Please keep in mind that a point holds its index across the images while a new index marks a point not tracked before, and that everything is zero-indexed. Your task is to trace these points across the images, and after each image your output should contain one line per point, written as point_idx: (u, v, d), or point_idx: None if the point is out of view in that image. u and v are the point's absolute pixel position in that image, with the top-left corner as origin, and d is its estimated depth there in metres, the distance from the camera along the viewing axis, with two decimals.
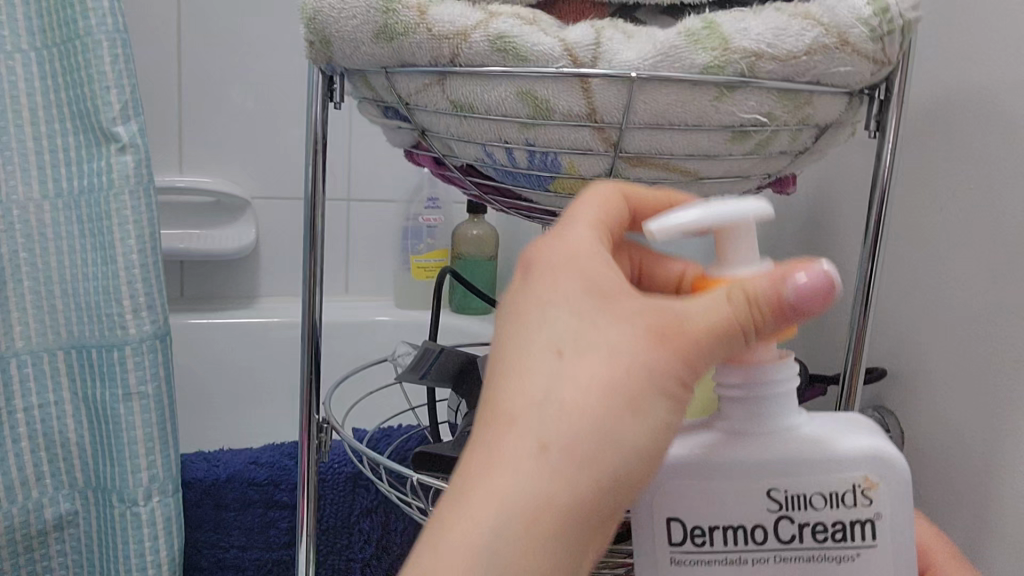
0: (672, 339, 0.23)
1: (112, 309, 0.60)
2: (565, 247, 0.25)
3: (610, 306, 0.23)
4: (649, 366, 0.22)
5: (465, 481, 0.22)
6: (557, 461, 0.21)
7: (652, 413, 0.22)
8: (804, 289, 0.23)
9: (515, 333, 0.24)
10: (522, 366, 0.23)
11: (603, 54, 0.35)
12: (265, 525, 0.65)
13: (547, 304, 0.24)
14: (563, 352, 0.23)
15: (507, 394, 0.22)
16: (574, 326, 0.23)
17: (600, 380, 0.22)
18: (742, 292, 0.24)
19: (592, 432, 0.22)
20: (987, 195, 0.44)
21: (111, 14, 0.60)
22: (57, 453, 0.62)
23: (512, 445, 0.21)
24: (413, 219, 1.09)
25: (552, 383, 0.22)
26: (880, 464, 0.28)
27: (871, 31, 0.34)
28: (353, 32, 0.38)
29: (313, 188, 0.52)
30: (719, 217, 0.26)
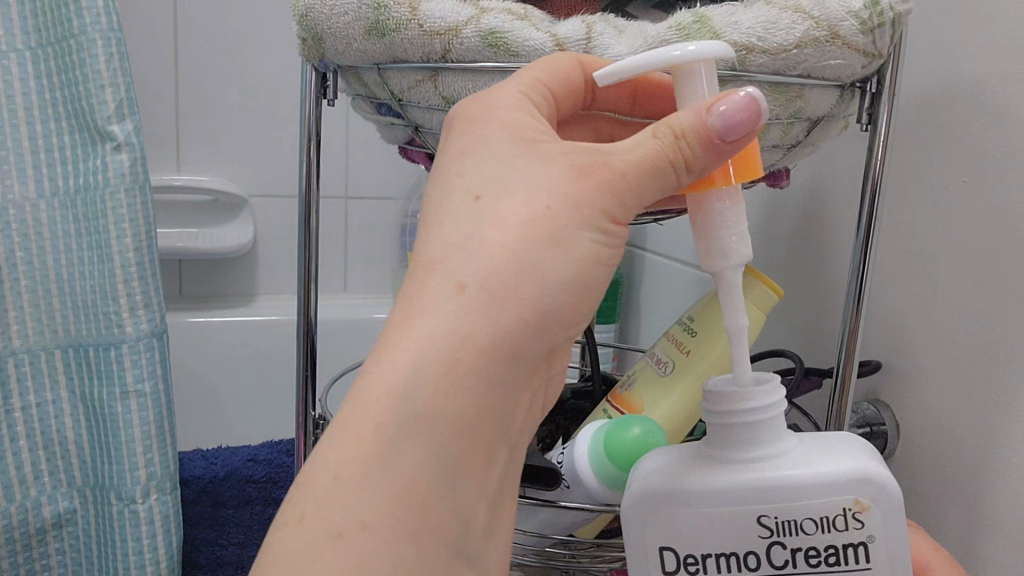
0: (596, 173, 0.27)
1: (109, 308, 0.60)
2: (484, 107, 0.30)
3: (527, 151, 0.28)
4: (564, 202, 0.27)
5: (396, 324, 0.26)
6: (475, 293, 0.26)
7: (572, 245, 0.27)
8: (727, 113, 0.26)
9: (442, 190, 0.29)
10: (448, 215, 0.28)
11: (594, 48, 0.36)
12: (265, 523, 0.66)
13: (468, 160, 0.29)
14: (481, 199, 0.27)
15: (434, 245, 0.27)
16: (493, 174, 0.28)
17: (517, 220, 0.26)
18: (668, 127, 0.27)
19: (509, 268, 0.26)
20: (982, 189, 0.44)
21: (105, 13, 0.60)
22: (55, 451, 0.62)
23: (434, 287, 0.26)
24: (412, 217, 1.07)
25: (474, 229, 0.27)
26: (868, 487, 0.30)
27: (862, 24, 0.34)
28: (345, 29, 0.39)
29: (307, 184, 0.52)
30: (656, 61, 0.27)
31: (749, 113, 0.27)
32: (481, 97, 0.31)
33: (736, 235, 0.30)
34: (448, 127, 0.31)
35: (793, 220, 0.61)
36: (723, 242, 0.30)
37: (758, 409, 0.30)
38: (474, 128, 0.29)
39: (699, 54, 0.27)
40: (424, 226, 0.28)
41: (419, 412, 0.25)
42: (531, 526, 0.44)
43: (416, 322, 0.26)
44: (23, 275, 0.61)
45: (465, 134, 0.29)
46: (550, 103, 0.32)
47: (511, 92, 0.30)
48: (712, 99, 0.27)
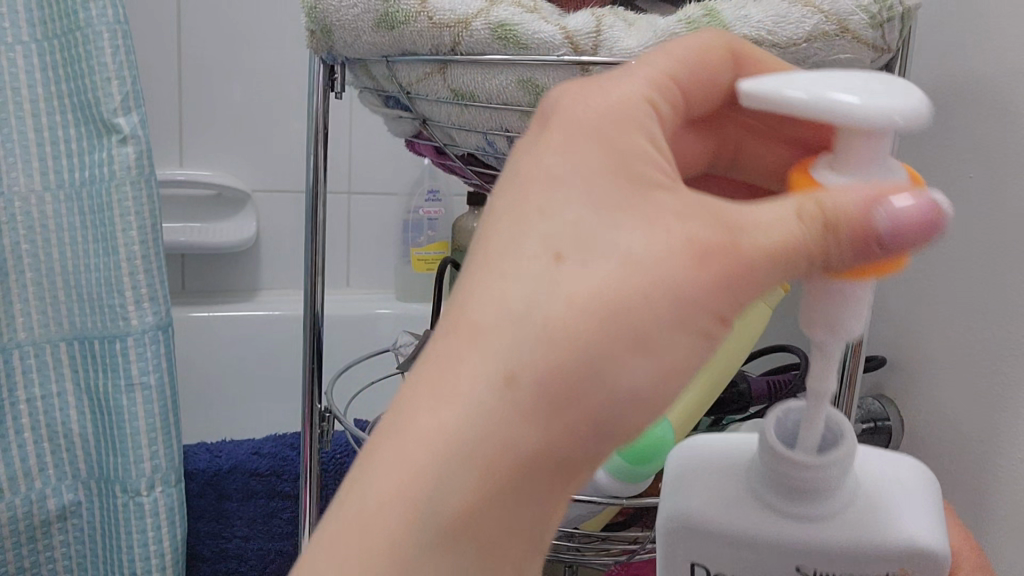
0: (717, 256, 0.21)
1: (115, 301, 0.60)
2: (588, 115, 0.24)
3: (636, 201, 0.22)
4: (668, 291, 0.21)
5: (424, 403, 0.21)
6: (524, 395, 0.20)
7: (661, 347, 0.21)
8: (900, 216, 0.22)
9: (511, 214, 0.23)
10: (511, 259, 0.22)
11: (603, 41, 0.35)
12: (267, 515, 0.65)
13: (550, 186, 0.23)
14: (564, 258, 0.21)
15: (479, 301, 0.21)
16: (579, 219, 0.22)
17: (595, 297, 0.21)
18: (823, 210, 0.22)
19: (579, 373, 0.20)
20: (987, 183, 0.44)
21: (111, 6, 0.59)
22: (60, 444, 0.63)
23: (477, 370, 0.21)
24: (414, 212, 1.09)
25: (538, 293, 0.21)
26: (919, 561, 0.29)
27: (871, 18, 0.34)
28: (355, 21, 0.39)
29: (315, 174, 0.52)
30: (809, 114, 0.22)
31: (928, 222, 0.22)
32: (592, 95, 0.24)
33: (856, 316, 0.25)
34: (542, 117, 0.25)
35: None
36: (842, 319, 0.25)
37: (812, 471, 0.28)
38: (571, 141, 0.23)
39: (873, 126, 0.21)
40: (478, 259, 0.22)
41: (431, 539, 0.21)
42: None
43: (448, 412, 0.20)
44: (28, 267, 0.61)
45: (557, 146, 0.23)
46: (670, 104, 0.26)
47: (632, 101, 0.24)
48: (887, 188, 0.22)
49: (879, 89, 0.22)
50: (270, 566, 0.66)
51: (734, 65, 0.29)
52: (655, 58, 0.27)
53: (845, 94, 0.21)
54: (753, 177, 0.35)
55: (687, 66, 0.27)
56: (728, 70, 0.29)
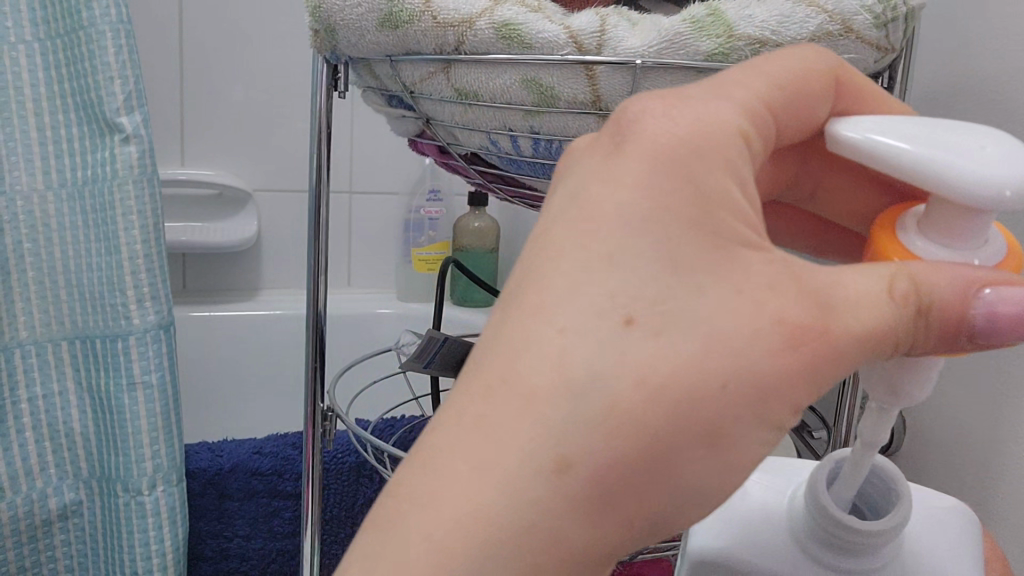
0: (805, 341, 0.19)
1: (117, 300, 0.60)
2: (673, 141, 0.20)
3: (718, 266, 0.20)
4: (746, 381, 0.19)
5: (467, 480, 0.18)
6: (579, 485, 0.18)
7: (730, 444, 0.19)
8: (999, 312, 0.20)
9: (568, 255, 0.20)
10: (569, 318, 0.19)
11: (607, 41, 0.35)
12: (269, 514, 0.64)
13: (620, 229, 0.20)
14: (633, 327, 0.19)
15: (538, 361, 0.19)
16: (652, 283, 0.19)
17: (671, 383, 0.19)
18: (918, 296, 0.20)
19: (640, 466, 0.19)
20: None
21: (114, 5, 0.60)
22: (62, 443, 0.63)
23: (533, 452, 0.18)
24: (415, 211, 1.09)
25: (603, 366, 0.19)
26: None
27: (875, 18, 0.34)
28: (359, 21, 0.39)
29: (318, 173, 0.52)
30: (894, 172, 0.20)
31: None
32: (684, 114, 0.20)
33: (921, 380, 0.24)
34: (618, 133, 0.21)
35: None
36: (911, 393, 0.24)
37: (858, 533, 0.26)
38: (650, 175, 0.20)
39: (959, 198, 0.19)
40: (528, 306, 0.20)
41: None
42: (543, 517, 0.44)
43: (493, 495, 0.18)
44: (29, 266, 0.61)
45: (630, 180, 0.20)
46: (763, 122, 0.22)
47: (728, 126, 0.21)
48: (990, 274, 0.21)
49: (981, 152, 0.20)
50: (272, 566, 0.65)
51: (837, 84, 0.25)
52: (749, 74, 0.23)
53: (936, 154, 0.20)
54: (826, 213, 0.31)
55: (787, 84, 0.23)
56: (830, 93, 0.25)
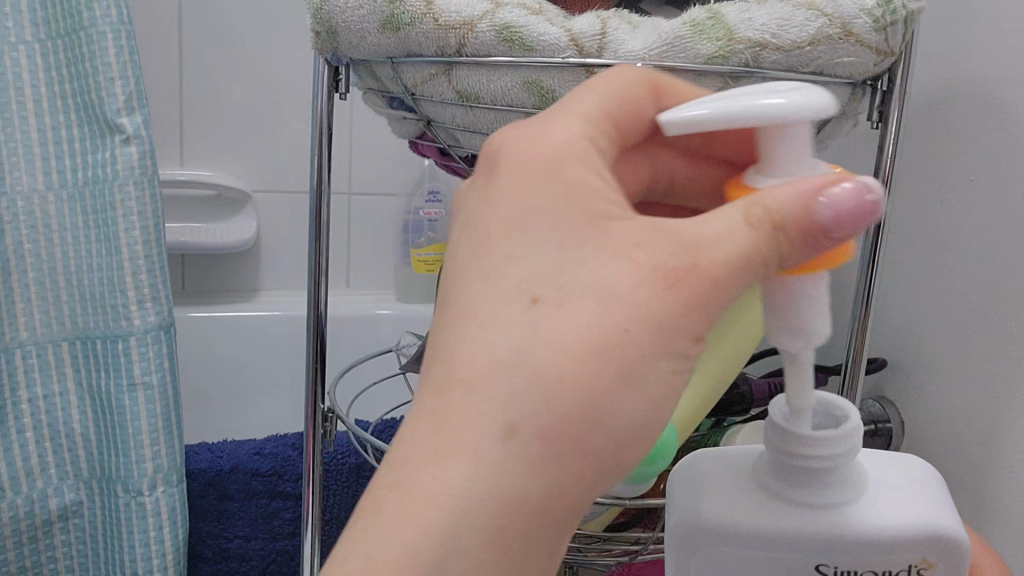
0: (680, 280, 0.23)
1: (117, 300, 0.60)
2: (538, 158, 0.26)
3: (596, 237, 0.24)
4: (640, 320, 0.23)
5: (426, 460, 0.22)
6: (528, 443, 0.22)
7: (646, 380, 0.23)
8: (839, 205, 0.23)
9: (479, 265, 0.25)
10: (484, 310, 0.24)
11: (608, 44, 0.35)
12: (270, 515, 0.64)
13: (516, 231, 0.24)
14: (542, 302, 0.23)
15: (468, 355, 0.23)
16: (551, 265, 0.24)
17: (581, 338, 0.22)
18: (765, 218, 0.23)
19: (574, 412, 0.22)
20: (989, 187, 0.44)
21: (115, 6, 0.60)
22: (62, 443, 0.63)
23: (477, 421, 0.22)
24: (414, 213, 1.09)
25: (522, 345, 0.23)
26: (937, 546, 0.29)
27: (875, 22, 0.34)
28: (360, 22, 0.39)
29: (319, 177, 0.52)
30: (740, 116, 0.24)
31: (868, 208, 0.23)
32: (535, 139, 0.26)
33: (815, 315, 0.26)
34: (490, 168, 0.26)
35: None
36: (803, 320, 0.26)
37: (824, 457, 0.27)
38: (527, 187, 0.25)
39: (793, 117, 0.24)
40: (454, 316, 0.24)
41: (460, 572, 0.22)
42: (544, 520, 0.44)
43: (457, 471, 0.22)
44: (30, 267, 0.61)
45: (515, 194, 0.25)
46: (610, 139, 0.28)
47: (573, 137, 0.26)
48: (823, 179, 0.24)
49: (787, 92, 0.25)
50: (272, 565, 0.66)
51: (657, 97, 0.30)
52: (586, 95, 0.28)
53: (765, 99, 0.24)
54: None
55: (618, 102, 0.28)
56: (652, 103, 0.30)
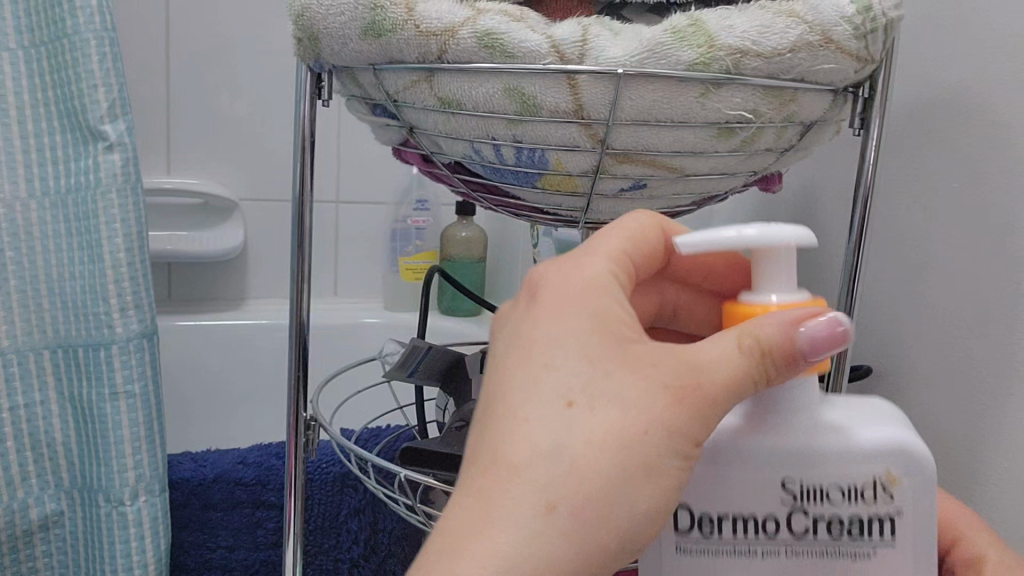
0: (694, 393, 0.24)
1: (99, 309, 0.60)
2: (571, 285, 0.26)
3: (623, 349, 0.25)
4: (660, 426, 0.24)
5: (472, 534, 0.23)
6: (565, 522, 0.23)
7: (662, 476, 0.24)
8: (815, 334, 0.25)
9: (519, 370, 0.25)
10: (522, 412, 0.24)
11: (590, 50, 0.35)
12: (252, 524, 0.63)
13: (556, 339, 0.25)
14: (575, 405, 0.24)
15: (512, 443, 0.24)
16: (587, 371, 0.25)
17: (612, 438, 0.24)
18: (756, 346, 0.25)
19: (602, 499, 0.23)
20: (972, 191, 0.44)
21: (99, 13, 0.60)
22: (43, 453, 0.62)
23: (519, 503, 0.23)
24: (402, 221, 1.09)
25: (561, 440, 0.24)
26: (902, 459, 0.29)
27: (855, 29, 0.34)
28: (342, 29, 0.39)
29: (301, 185, 0.52)
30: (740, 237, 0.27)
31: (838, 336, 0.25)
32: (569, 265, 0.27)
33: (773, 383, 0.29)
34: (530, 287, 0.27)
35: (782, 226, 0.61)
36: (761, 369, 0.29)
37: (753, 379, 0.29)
38: (560, 303, 0.26)
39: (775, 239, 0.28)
40: (497, 413, 0.25)
41: None
42: None
43: (502, 541, 0.23)
44: (12, 275, 0.61)
45: (550, 308, 0.26)
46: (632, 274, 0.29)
47: (602, 267, 0.27)
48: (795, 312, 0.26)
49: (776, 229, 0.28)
50: None
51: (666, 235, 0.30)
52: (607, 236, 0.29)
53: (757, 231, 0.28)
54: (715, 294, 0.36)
55: (636, 244, 0.29)
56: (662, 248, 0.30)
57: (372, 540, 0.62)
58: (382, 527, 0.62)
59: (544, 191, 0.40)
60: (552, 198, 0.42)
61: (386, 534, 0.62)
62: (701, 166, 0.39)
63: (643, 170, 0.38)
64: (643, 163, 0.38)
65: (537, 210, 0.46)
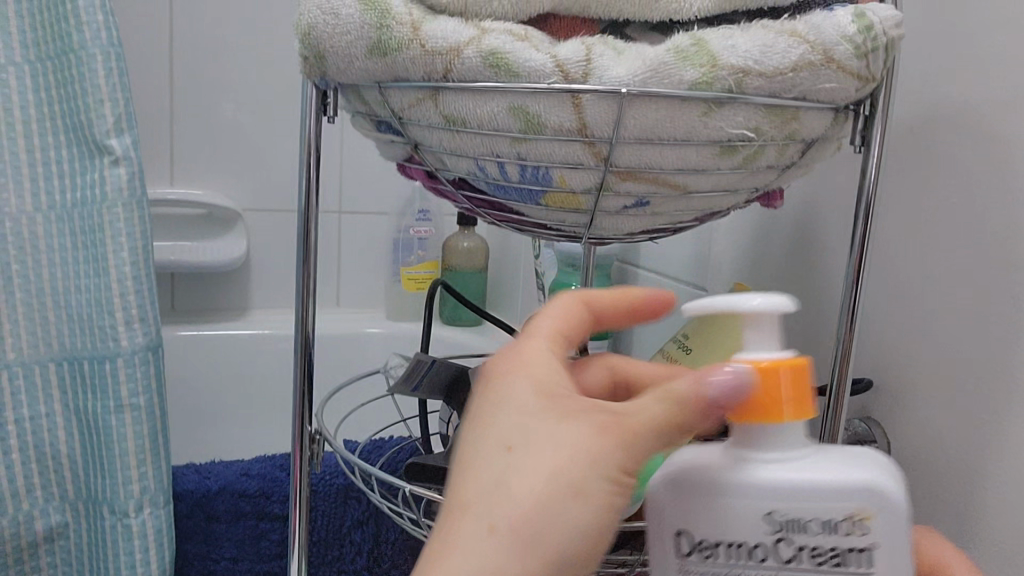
0: (618, 430, 0.24)
1: (105, 322, 0.60)
2: (517, 350, 0.27)
3: (557, 398, 0.25)
4: (583, 455, 0.23)
5: (427, 563, 0.23)
6: (503, 546, 0.22)
7: (597, 502, 0.23)
8: (723, 387, 0.25)
9: (471, 424, 0.26)
10: (466, 459, 0.25)
11: (593, 70, 0.35)
12: (256, 537, 0.63)
13: (499, 393, 0.26)
14: (513, 448, 0.24)
15: (461, 484, 0.24)
16: (525, 415, 0.25)
17: (546, 465, 0.23)
18: (672, 395, 0.24)
19: (534, 520, 0.23)
20: (974, 207, 0.44)
21: (106, 29, 0.60)
22: (48, 465, 0.62)
23: (464, 533, 0.23)
24: (405, 232, 1.09)
25: (501, 473, 0.24)
26: (878, 497, 0.27)
27: (856, 48, 0.35)
28: (347, 47, 0.39)
29: (306, 200, 0.52)
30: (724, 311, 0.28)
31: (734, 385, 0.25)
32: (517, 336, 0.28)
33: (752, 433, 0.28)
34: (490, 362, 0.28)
35: (782, 239, 0.61)
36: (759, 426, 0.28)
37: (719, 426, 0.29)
38: (509, 362, 0.27)
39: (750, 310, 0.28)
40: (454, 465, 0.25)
41: None
42: None
43: (447, 565, 0.22)
44: (18, 289, 0.61)
45: (501, 369, 0.27)
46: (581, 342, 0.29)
47: (545, 335, 0.28)
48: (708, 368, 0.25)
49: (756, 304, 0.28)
50: None
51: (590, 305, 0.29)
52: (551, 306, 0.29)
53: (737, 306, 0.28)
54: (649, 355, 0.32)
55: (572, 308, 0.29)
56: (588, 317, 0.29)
57: (375, 551, 0.62)
58: (386, 538, 0.62)
59: (548, 209, 0.41)
60: (557, 215, 0.42)
61: (389, 546, 0.62)
62: (704, 184, 0.39)
63: (648, 188, 0.39)
64: (647, 181, 0.38)
65: (542, 226, 0.46)
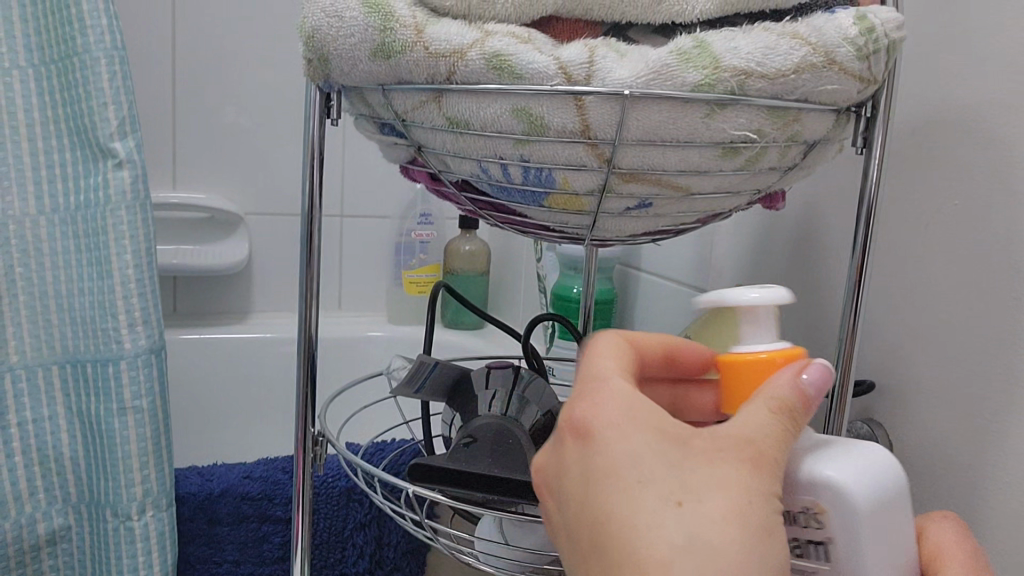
0: (762, 463, 0.24)
1: (108, 324, 0.60)
2: (609, 403, 0.26)
3: (686, 441, 0.24)
4: (754, 494, 0.23)
5: None
6: None
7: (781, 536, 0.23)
8: (815, 380, 0.27)
9: (610, 492, 0.24)
10: (636, 529, 0.23)
11: (596, 71, 0.35)
12: (258, 539, 0.63)
13: (625, 451, 0.24)
14: (684, 502, 0.23)
15: (646, 554, 0.22)
16: (676, 471, 0.23)
17: (730, 510, 0.23)
18: (782, 406, 0.26)
19: (745, 568, 0.22)
20: (975, 209, 0.44)
21: (109, 32, 0.61)
22: (52, 468, 0.62)
23: None
24: (406, 236, 1.09)
25: (689, 531, 0.22)
26: (829, 494, 0.28)
27: (858, 50, 0.35)
28: (351, 50, 0.39)
29: (309, 203, 0.52)
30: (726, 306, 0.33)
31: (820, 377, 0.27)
32: (587, 391, 0.27)
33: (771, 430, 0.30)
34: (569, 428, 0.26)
35: (783, 242, 0.61)
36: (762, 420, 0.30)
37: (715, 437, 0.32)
38: (612, 416, 0.25)
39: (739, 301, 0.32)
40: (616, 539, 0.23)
41: None
42: (526, 542, 0.43)
43: None
44: (21, 292, 0.61)
45: (607, 425, 0.25)
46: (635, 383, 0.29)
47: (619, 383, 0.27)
48: (788, 369, 0.27)
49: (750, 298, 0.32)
50: None
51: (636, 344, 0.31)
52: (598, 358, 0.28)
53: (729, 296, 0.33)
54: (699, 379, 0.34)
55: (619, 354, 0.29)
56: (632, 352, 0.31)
57: (378, 554, 0.63)
58: (388, 542, 0.63)
59: (551, 210, 0.41)
60: (560, 217, 0.42)
61: (391, 549, 0.63)
62: (706, 186, 0.39)
63: (650, 190, 0.39)
64: (649, 183, 0.38)
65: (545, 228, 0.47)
